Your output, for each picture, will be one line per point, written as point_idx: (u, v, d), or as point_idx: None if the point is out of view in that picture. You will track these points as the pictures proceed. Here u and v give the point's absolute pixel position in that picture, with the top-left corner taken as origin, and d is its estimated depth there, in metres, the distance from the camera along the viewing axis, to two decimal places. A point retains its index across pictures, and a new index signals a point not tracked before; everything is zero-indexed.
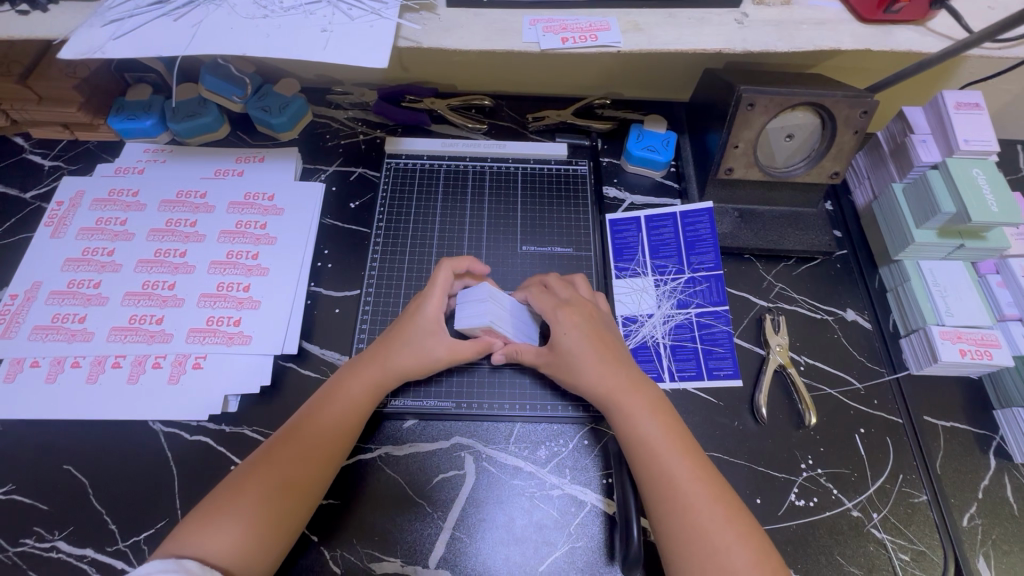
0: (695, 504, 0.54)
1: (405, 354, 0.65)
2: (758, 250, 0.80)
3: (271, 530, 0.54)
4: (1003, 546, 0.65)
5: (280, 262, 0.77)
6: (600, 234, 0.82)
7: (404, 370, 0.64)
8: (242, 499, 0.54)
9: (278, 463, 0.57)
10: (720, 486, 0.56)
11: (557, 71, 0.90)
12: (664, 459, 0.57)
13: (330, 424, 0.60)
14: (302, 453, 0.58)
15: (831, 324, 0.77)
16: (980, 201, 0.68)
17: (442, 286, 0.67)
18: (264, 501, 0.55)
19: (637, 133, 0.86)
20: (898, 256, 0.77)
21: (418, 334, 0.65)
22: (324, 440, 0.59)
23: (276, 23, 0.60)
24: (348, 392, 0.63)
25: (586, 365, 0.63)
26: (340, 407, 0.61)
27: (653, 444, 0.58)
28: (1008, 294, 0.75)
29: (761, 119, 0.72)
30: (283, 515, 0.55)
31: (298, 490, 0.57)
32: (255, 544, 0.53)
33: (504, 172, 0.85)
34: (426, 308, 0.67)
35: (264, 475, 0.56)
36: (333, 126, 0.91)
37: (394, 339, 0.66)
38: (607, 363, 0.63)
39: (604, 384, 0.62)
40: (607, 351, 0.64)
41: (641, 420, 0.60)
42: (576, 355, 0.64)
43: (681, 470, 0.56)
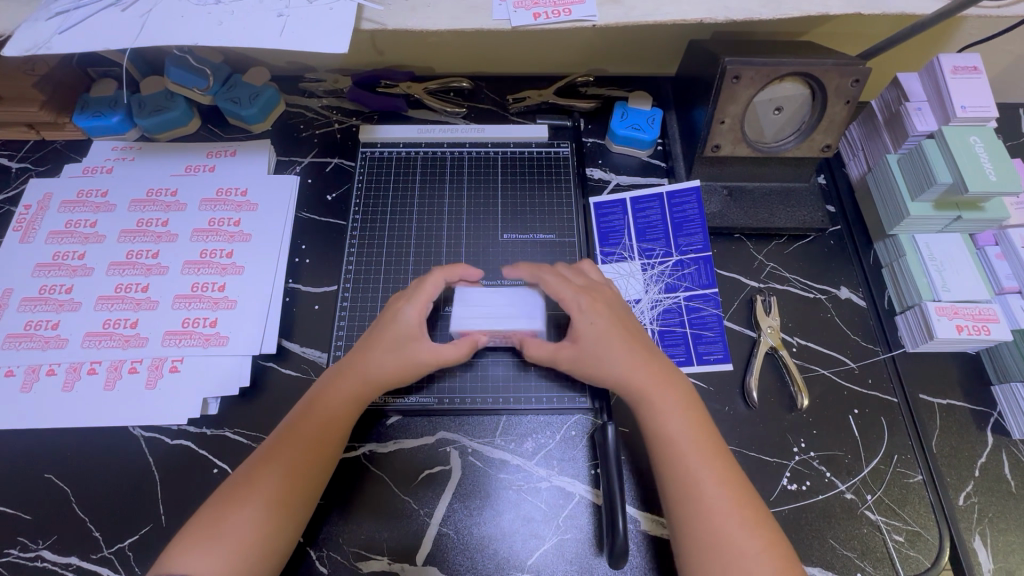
0: (719, 504, 0.53)
1: (382, 357, 0.63)
2: (749, 229, 0.78)
3: (262, 544, 0.53)
4: (999, 524, 0.64)
5: (256, 260, 0.74)
6: (584, 218, 0.79)
7: (386, 371, 0.62)
8: (225, 520, 0.53)
9: (265, 475, 0.56)
10: (742, 487, 0.55)
11: (536, 49, 0.87)
12: (690, 460, 0.55)
13: (318, 432, 0.59)
14: (289, 463, 0.57)
15: (825, 303, 0.75)
16: (977, 169, 0.66)
17: (428, 291, 0.66)
18: (251, 514, 0.54)
19: (621, 111, 0.83)
20: (893, 230, 0.74)
21: (400, 341, 0.63)
22: (312, 449, 0.58)
23: (230, 9, 0.56)
24: (331, 400, 0.61)
25: (614, 355, 0.61)
26: (326, 415, 0.60)
27: (679, 443, 0.56)
28: (1007, 266, 0.72)
29: (747, 93, 0.68)
30: (276, 526, 0.55)
31: (290, 500, 0.56)
32: (248, 556, 0.52)
33: (483, 158, 0.82)
34: (407, 313, 0.64)
35: (254, 487, 0.55)
36: (308, 115, 0.88)
37: (373, 343, 0.64)
38: (638, 355, 0.61)
39: (638, 378, 0.60)
40: (635, 342, 0.62)
41: (669, 418, 0.58)
42: (603, 345, 0.61)
43: (707, 472, 0.55)
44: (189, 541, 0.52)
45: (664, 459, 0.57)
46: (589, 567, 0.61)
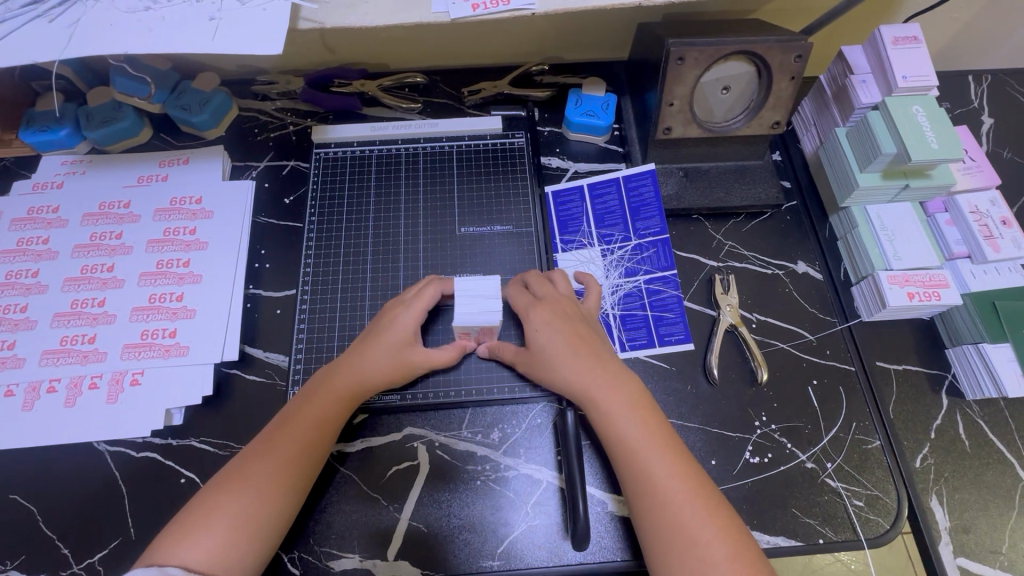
0: (678, 499, 0.54)
1: (377, 360, 0.62)
2: (706, 209, 0.79)
3: (245, 546, 0.53)
4: (954, 483, 0.65)
5: (213, 267, 0.74)
6: (542, 207, 0.77)
7: (383, 373, 0.62)
8: (212, 522, 0.52)
9: (253, 476, 0.56)
10: (702, 481, 0.56)
11: (488, 40, 0.86)
12: (645, 457, 0.56)
13: (307, 431, 0.59)
14: (274, 464, 0.57)
15: (783, 278, 0.76)
16: (920, 138, 0.66)
17: (424, 301, 0.65)
18: (237, 514, 0.53)
19: (575, 99, 0.83)
20: (845, 203, 0.75)
21: (392, 344, 0.63)
22: (298, 452, 0.58)
23: (161, 15, 0.56)
24: (318, 401, 0.61)
25: (562, 362, 0.61)
26: (316, 416, 0.60)
27: (630, 442, 0.57)
28: (956, 232, 0.74)
29: (693, 74, 0.69)
30: (257, 530, 0.54)
31: (278, 501, 0.56)
32: (229, 558, 0.52)
33: (440, 153, 0.80)
34: (402, 319, 0.64)
35: (243, 485, 0.55)
36: (262, 118, 0.87)
37: (366, 348, 0.63)
38: (584, 360, 0.61)
39: (585, 382, 0.60)
40: (583, 347, 0.62)
41: (620, 419, 0.58)
42: (550, 352, 0.62)
43: (661, 467, 0.56)
44: (175, 536, 0.52)
45: (619, 461, 0.58)
46: (558, 552, 0.62)
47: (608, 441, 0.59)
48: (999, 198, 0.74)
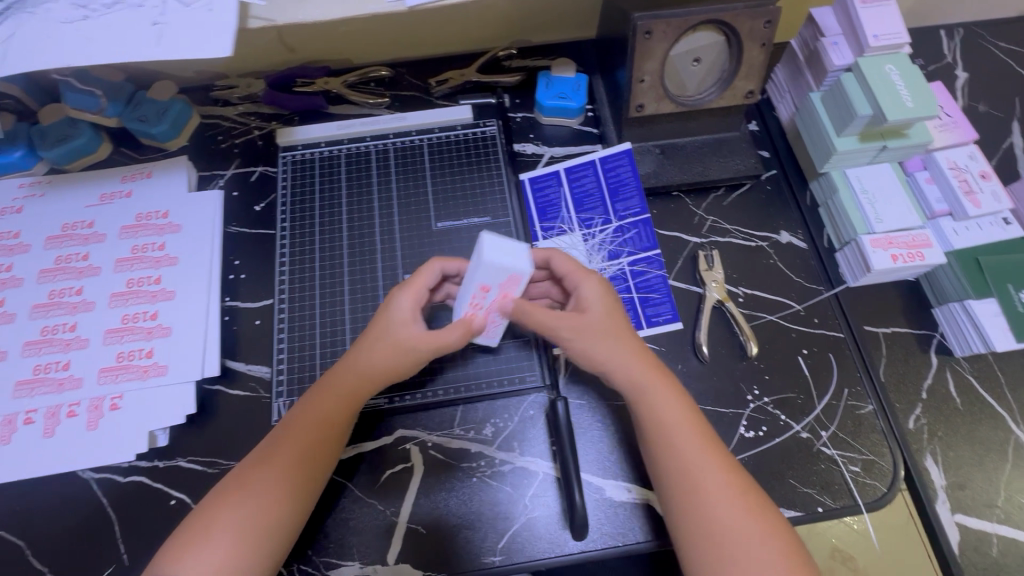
0: (713, 491, 0.53)
1: (376, 350, 0.58)
2: (685, 185, 0.77)
3: (250, 556, 0.52)
4: (948, 441, 0.65)
5: (187, 282, 0.72)
6: (516, 195, 0.75)
7: (381, 365, 0.58)
8: (216, 531, 0.52)
9: (256, 483, 0.54)
10: (736, 472, 0.55)
11: (451, 28, 0.84)
12: (686, 449, 0.55)
13: (311, 434, 0.57)
14: (277, 470, 0.55)
15: (767, 250, 0.76)
16: (893, 96, 0.65)
17: (421, 280, 0.60)
18: (240, 525, 0.52)
19: (545, 82, 0.81)
20: (824, 169, 0.74)
21: (390, 329, 0.59)
22: (300, 457, 0.56)
23: (100, 23, 0.53)
24: (320, 401, 0.58)
25: (608, 346, 0.59)
26: (319, 417, 0.58)
27: (674, 433, 0.56)
28: (937, 190, 0.73)
29: (661, 47, 0.67)
30: (261, 539, 0.53)
31: (282, 507, 0.54)
32: (235, 567, 0.51)
33: (409, 147, 0.76)
34: (400, 301, 0.59)
35: (247, 491, 0.54)
36: (225, 125, 0.85)
37: (366, 337, 0.59)
38: (631, 347, 0.59)
39: (633, 370, 0.58)
40: (627, 333, 0.60)
41: (665, 408, 0.57)
42: (598, 331, 0.59)
43: (703, 461, 0.55)
44: (181, 544, 0.52)
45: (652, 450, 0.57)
46: (558, 543, 0.61)
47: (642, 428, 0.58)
48: (977, 152, 0.73)
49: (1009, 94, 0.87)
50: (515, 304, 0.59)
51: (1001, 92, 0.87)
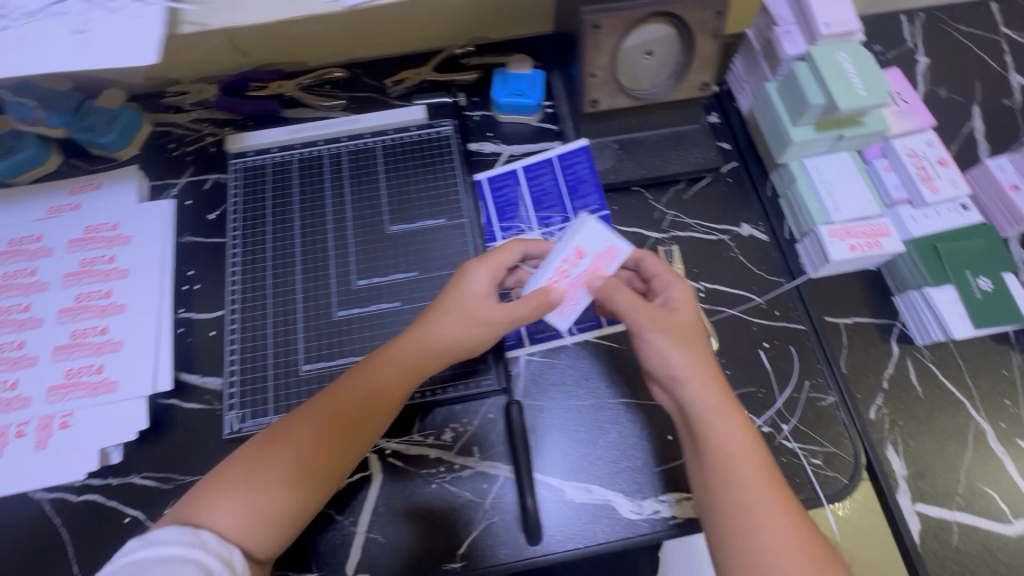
0: (769, 535, 0.47)
1: (446, 323, 0.59)
2: (644, 179, 0.77)
3: (276, 518, 0.51)
4: (909, 430, 0.65)
5: (138, 295, 0.70)
6: (471, 195, 0.73)
7: (446, 342, 0.58)
8: (248, 482, 0.50)
9: (295, 443, 0.53)
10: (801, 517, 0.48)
11: (405, 27, 0.82)
12: (746, 483, 0.50)
13: (364, 402, 0.55)
14: (320, 434, 0.53)
15: (727, 243, 0.75)
16: (845, 84, 0.65)
17: (496, 258, 0.60)
18: (272, 485, 0.51)
19: (501, 79, 0.80)
20: (782, 159, 0.73)
21: (460, 301, 0.59)
22: (346, 425, 0.55)
23: (20, 33, 0.51)
24: (378, 368, 0.57)
25: (681, 359, 0.56)
26: (373, 386, 0.56)
27: (735, 465, 0.51)
28: (895, 177, 0.73)
29: (611, 41, 0.66)
30: (291, 502, 0.51)
31: (317, 474, 0.53)
32: (260, 525, 0.50)
33: (363, 150, 0.75)
34: (473, 277, 0.60)
35: (273, 458, 0.52)
36: (177, 132, 0.83)
37: (437, 308, 0.59)
38: (703, 367, 0.56)
39: (697, 390, 0.54)
40: (701, 352, 0.57)
41: (727, 438, 0.52)
42: (676, 338, 0.57)
43: (760, 497, 0.49)
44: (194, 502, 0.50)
45: (707, 482, 0.51)
46: (517, 548, 0.61)
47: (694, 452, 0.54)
48: (934, 139, 0.73)
49: (968, 78, 0.87)
50: (604, 282, 0.60)
51: (960, 76, 0.87)
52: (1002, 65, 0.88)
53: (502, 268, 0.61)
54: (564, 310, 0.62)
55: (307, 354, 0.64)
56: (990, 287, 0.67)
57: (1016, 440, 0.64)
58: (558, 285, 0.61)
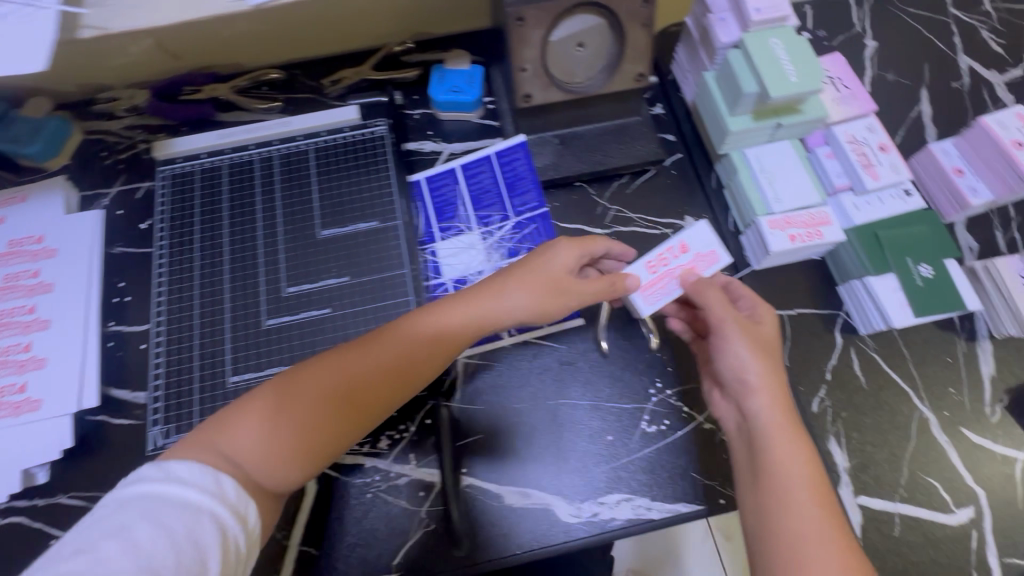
0: (815, 557, 0.45)
1: (518, 287, 0.58)
2: (585, 174, 0.75)
3: (294, 457, 0.49)
4: (854, 423, 0.64)
5: (64, 310, 0.68)
6: (405, 197, 0.72)
7: (515, 311, 0.58)
8: (275, 413, 0.49)
9: (331, 383, 0.52)
10: (853, 548, 0.46)
11: (339, 25, 0.80)
12: (801, 505, 0.48)
13: (414, 353, 0.55)
14: (360, 380, 0.52)
15: (670, 237, 0.73)
16: (777, 71, 0.63)
17: (581, 243, 0.62)
18: (295, 422, 0.49)
19: (438, 76, 0.78)
20: (723, 150, 0.72)
21: (542, 268, 0.60)
22: (389, 376, 0.53)
23: None
24: (437, 320, 0.56)
25: (759, 375, 0.55)
26: (431, 337, 0.55)
27: (794, 485, 0.49)
28: (837, 164, 0.71)
29: (538, 34, 0.64)
30: (313, 443, 0.50)
31: (348, 422, 0.52)
32: (276, 458, 0.48)
33: (295, 153, 0.73)
34: (560, 250, 0.61)
35: (303, 395, 0.50)
36: (108, 140, 0.81)
37: (513, 272, 0.59)
38: (780, 389, 0.54)
39: (765, 407, 0.53)
40: (779, 376, 0.56)
41: (793, 459, 0.50)
42: (756, 352, 0.56)
43: (812, 520, 0.47)
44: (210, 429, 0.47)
45: (761, 502, 0.49)
46: (452, 558, 0.59)
47: (751, 464, 0.52)
48: (875, 124, 0.72)
49: (917, 61, 0.85)
50: (696, 279, 0.62)
51: (908, 59, 0.85)
52: (951, 46, 0.86)
53: (588, 252, 0.62)
54: (651, 296, 0.65)
55: (234, 365, 0.62)
56: (931, 273, 0.66)
57: (960, 428, 0.63)
58: (656, 273, 0.66)
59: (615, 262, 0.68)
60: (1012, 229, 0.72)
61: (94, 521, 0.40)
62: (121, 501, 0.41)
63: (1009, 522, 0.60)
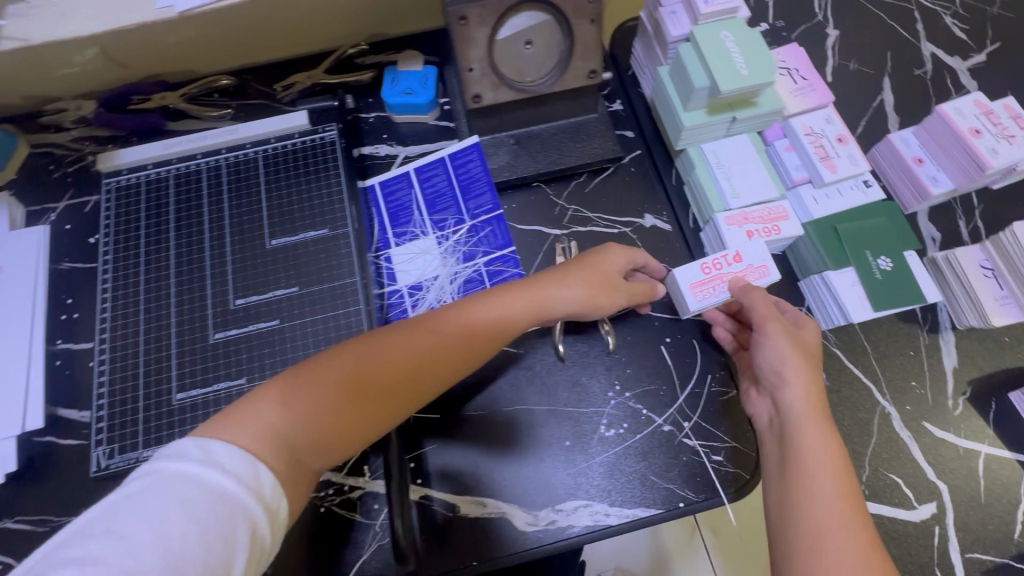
0: (839, 549, 0.46)
1: (571, 283, 0.60)
2: (542, 174, 0.73)
3: (329, 439, 0.47)
4: None
5: (9, 328, 0.67)
6: (355, 203, 0.70)
7: (561, 308, 0.59)
8: (316, 387, 0.47)
9: (380, 362, 0.50)
10: (877, 546, 0.46)
11: (290, 29, 0.79)
12: (827, 503, 0.48)
13: (463, 337, 0.54)
14: (407, 361, 0.51)
15: (629, 236, 0.72)
16: (727, 65, 0.63)
17: (630, 250, 0.64)
18: (336, 397, 0.48)
19: (391, 78, 0.77)
20: (680, 146, 0.70)
21: (594, 268, 0.61)
22: (437, 360, 0.53)
23: None
24: (488, 309, 0.56)
25: (794, 376, 0.55)
26: (480, 325, 0.55)
27: (820, 481, 0.49)
28: (796, 157, 0.70)
29: (482, 33, 0.63)
30: (353, 425, 0.49)
31: (392, 407, 0.51)
32: (314, 435, 0.46)
33: (244, 161, 0.72)
34: (612, 254, 0.63)
35: (349, 371, 0.49)
36: (57, 152, 0.79)
37: (565, 270, 0.61)
38: (814, 390, 0.55)
39: (796, 406, 0.54)
40: (817, 379, 0.56)
41: (824, 458, 0.51)
42: (790, 354, 0.57)
43: (838, 519, 0.47)
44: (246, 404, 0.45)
45: (784, 492, 0.50)
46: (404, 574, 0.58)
47: (780, 458, 0.53)
48: (833, 115, 0.71)
49: (879, 50, 0.84)
50: (742, 285, 0.62)
51: (870, 47, 0.84)
52: (913, 33, 0.85)
53: (635, 259, 0.64)
54: (699, 293, 0.63)
55: (179, 381, 0.61)
56: (889, 265, 0.66)
57: (922, 422, 0.62)
58: (709, 273, 0.64)
59: (650, 274, 0.68)
60: (975, 218, 0.71)
61: (123, 495, 0.37)
62: (153, 477, 0.38)
63: (972, 517, 0.59)
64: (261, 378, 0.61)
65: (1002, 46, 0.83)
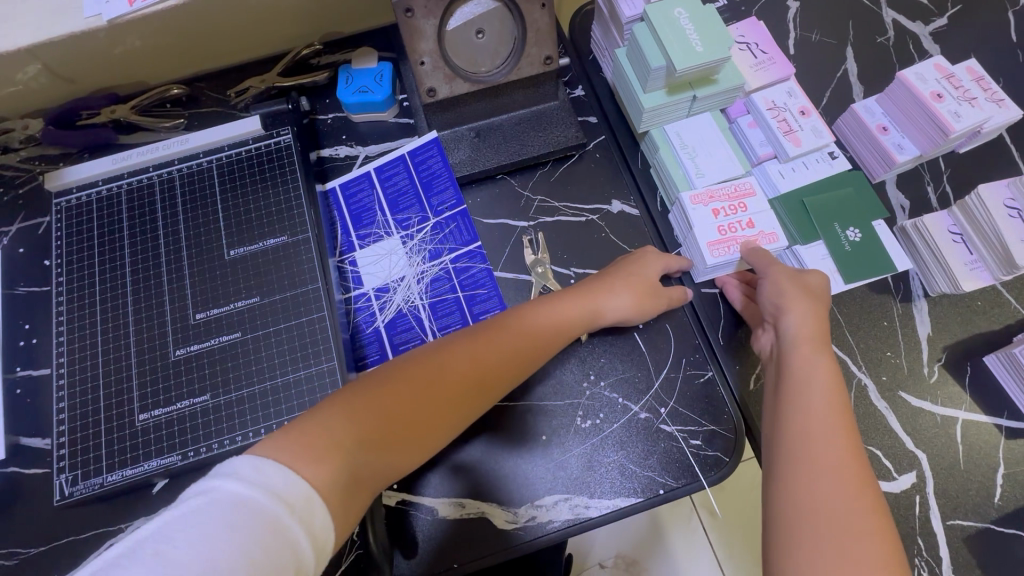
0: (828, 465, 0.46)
1: (619, 291, 0.61)
2: (506, 166, 0.71)
3: (387, 454, 0.45)
4: None
5: None
6: (314, 206, 0.68)
7: (612, 317, 0.61)
8: (378, 399, 0.46)
9: (441, 374, 0.50)
10: (865, 469, 0.46)
11: (238, 35, 0.77)
12: (818, 420, 0.49)
13: (517, 343, 0.55)
14: (466, 372, 0.52)
15: (597, 223, 0.70)
16: (683, 42, 0.61)
17: (668, 258, 0.66)
18: (398, 410, 0.47)
19: (345, 77, 0.74)
20: (642, 128, 0.69)
21: (637, 275, 0.63)
22: (493, 370, 0.53)
23: None
24: (538, 318, 0.58)
25: (796, 308, 0.57)
26: (529, 334, 0.56)
27: (811, 400, 0.50)
28: (760, 133, 0.70)
29: (431, 24, 0.62)
30: (411, 441, 0.47)
31: (450, 419, 0.50)
32: (375, 448, 0.44)
33: (198, 172, 0.70)
34: (651, 262, 0.65)
35: (413, 385, 0.49)
36: (6, 174, 0.76)
37: (610, 278, 0.62)
38: (815, 319, 0.57)
39: (796, 330, 0.56)
40: (817, 312, 0.58)
41: (816, 379, 0.52)
42: (788, 288, 0.59)
43: (831, 439, 0.47)
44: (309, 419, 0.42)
45: (778, 408, 0.52)
46: None
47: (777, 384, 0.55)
48: (795, 89, 0.70)
49: (841, 19, 0.83)
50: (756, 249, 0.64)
51: (831, 18, 0.83)
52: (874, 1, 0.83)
53: (673, 268, 0.66)
54: (716, 250, 0.64)
55: (142, 403, 0.60)
56: (859, 236, 0.65)
57: (898, 393, 0.62)
58: (725, 234, 0.65)
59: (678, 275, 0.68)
60: (943, 183, 0.70)
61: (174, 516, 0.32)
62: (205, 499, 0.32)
63: (951, 484, 0.58)
64: (226, 394, 0.60)
65: (964, 9, 0.82)
